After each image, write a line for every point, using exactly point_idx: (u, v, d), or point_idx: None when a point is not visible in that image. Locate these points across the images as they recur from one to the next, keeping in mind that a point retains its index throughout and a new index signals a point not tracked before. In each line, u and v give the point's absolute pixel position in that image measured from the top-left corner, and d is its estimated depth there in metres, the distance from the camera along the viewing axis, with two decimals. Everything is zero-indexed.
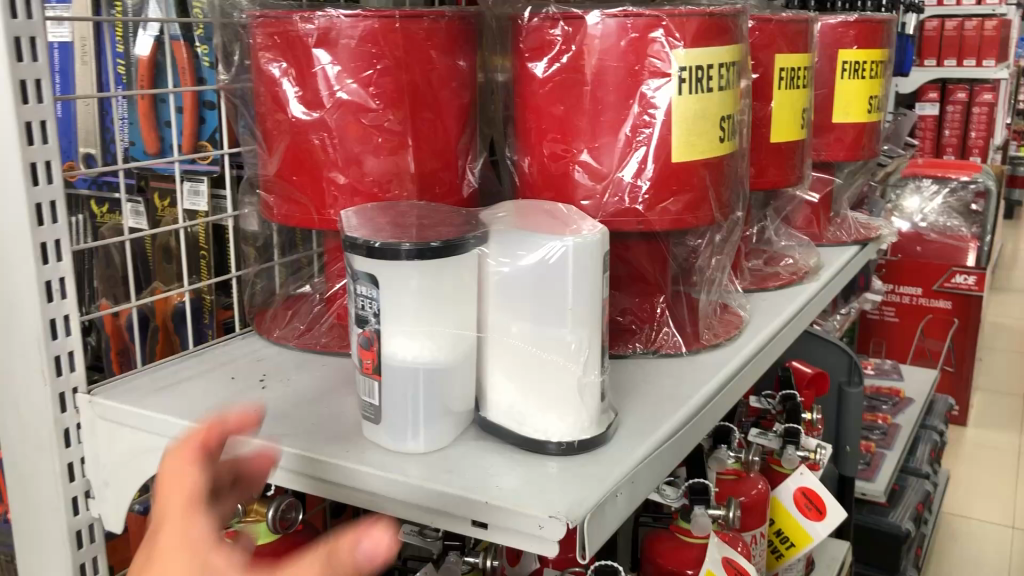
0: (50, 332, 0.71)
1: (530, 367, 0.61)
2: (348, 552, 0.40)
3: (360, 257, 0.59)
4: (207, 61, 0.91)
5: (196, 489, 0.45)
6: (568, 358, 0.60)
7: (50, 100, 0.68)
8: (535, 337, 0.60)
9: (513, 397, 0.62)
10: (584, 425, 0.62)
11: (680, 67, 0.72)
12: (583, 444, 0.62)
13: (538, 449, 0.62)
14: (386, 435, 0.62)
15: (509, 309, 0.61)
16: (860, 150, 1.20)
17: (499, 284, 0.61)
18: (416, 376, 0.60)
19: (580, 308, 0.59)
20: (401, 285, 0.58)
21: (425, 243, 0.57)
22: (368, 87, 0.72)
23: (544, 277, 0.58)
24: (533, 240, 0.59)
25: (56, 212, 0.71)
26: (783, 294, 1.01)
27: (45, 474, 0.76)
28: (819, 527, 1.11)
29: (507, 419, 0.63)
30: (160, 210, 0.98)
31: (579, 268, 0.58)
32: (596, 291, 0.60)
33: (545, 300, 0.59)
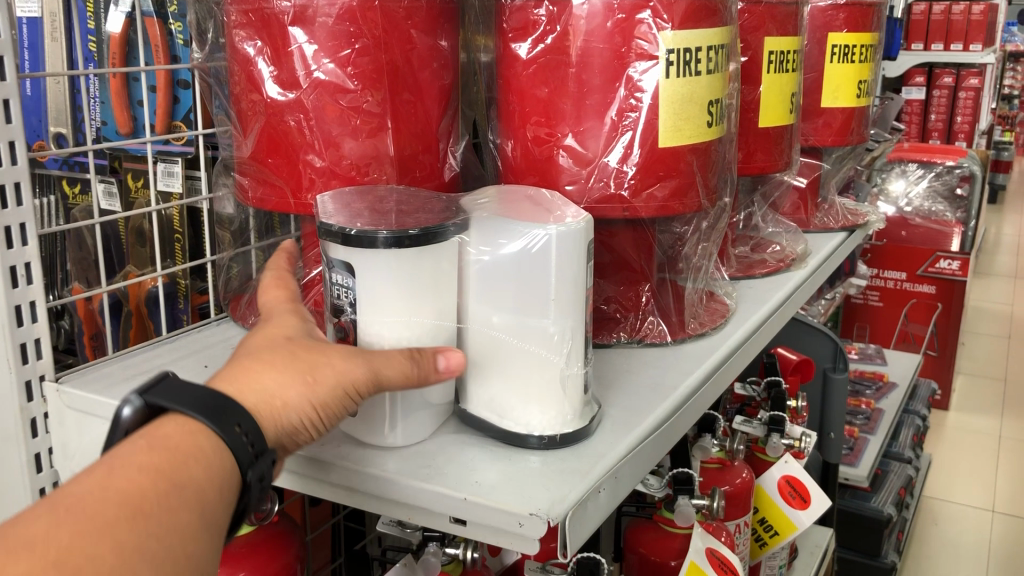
0: (15, 318, 0.69)
1: (511, 359, 0.59)
2: (431, 360, 0.56)
3: (336, 245, 0.57)
4: (181, 39, 0.88)
5: (289, 293, 0.62)
6: (551, 349, 0.58)
7: (14, 77, 0.66)
8: (517, 327, 0.58)
9: (494, 389, 0.60)
10: (567, 418, 0.60)
11: (667, 49, 0.70)
12: (566, 438, 0.60)
13: (519, 443, 0.60)
14: (363, 428, 0.60)
15: (490, 299, 0.59)
16: (848, 135, 1.18)
17: (479, 272, 0.59)
18: None
19: (564, 298, 0.57)
20: (376, 274, 0.56)
21: (404, 231, 0.55)
22: (345, 66, 0.70)
23: (527, 265, 0.57)
24: (514, 228, 0.57)
25: (21, 194, 0.68)
26: (770, 281, 1.00)
27: (11, 464, 0.74)
28: (803, 516, 1.11)
29: (487, 411, 0.61)
30: (133, 191, 0.95)
31: (563, 256, 0.56)
32: (580, 280, 0.58)
33: (527, 290, 0.57)
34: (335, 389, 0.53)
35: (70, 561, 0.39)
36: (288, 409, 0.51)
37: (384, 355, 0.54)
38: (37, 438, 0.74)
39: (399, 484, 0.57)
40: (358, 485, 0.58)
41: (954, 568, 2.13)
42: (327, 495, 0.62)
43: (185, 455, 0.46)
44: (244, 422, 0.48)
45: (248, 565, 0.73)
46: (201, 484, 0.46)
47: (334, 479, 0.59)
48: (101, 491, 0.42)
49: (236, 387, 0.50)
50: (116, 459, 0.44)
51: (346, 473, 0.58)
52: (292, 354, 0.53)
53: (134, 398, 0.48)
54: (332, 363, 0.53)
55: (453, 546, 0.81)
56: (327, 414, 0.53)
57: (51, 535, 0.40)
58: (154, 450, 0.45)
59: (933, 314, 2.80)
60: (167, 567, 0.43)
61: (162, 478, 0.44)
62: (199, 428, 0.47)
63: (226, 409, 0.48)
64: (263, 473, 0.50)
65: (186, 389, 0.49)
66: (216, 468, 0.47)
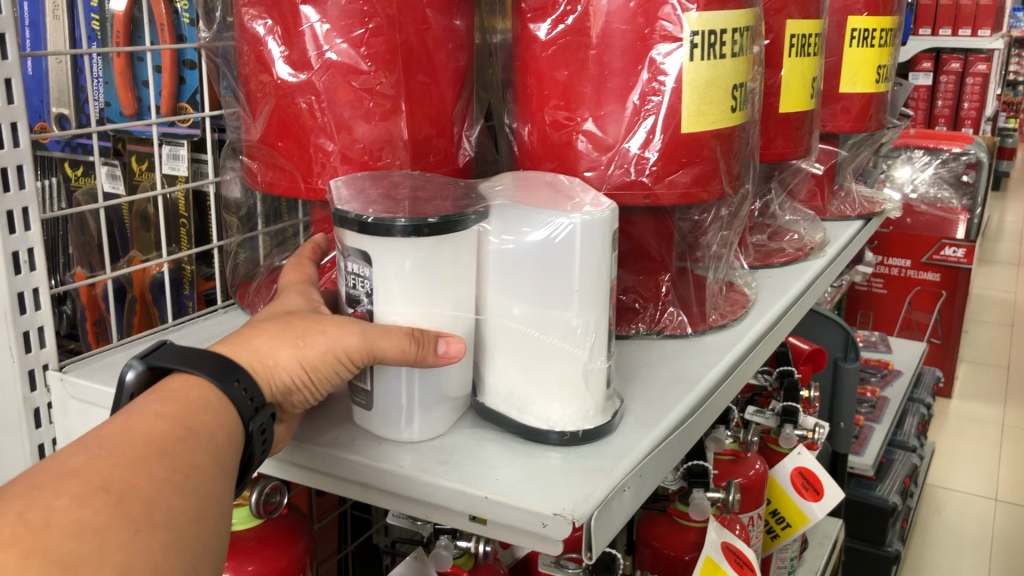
0: (18, 306, 0.67)
1: (531, 351, 0.57)
2: (432, 349, 0.54)
3: (352, 233, 0.54)
4: (187, 17, 0.86)
5: (306, 276, 0.64)
6: (574, 342, 0.56)
7: (15, 56, 0.63)
8: (537, 318, 0.56)
9: (514, 382, 0.58)
10: (589, 413, 0.58)
11: (692, 31, 0.67)
12: (588, 433, 0.58)
13: (539, 438, 0.58)
14: (379, 422, 0.59)
15: (509, 289, 0.57)
16: (867, 122, 1.16)
17: (500, 261, 0.57)
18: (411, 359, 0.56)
19: (587, 290, 0.55)
20: (393, 265, 0.54)
21: (423, 219, 0.53)
22: (358, 47, 0.68)
23: (549, 255, 0.54)
24: (537, 216, 0.54)
25: (24, 177, 0.66)
26: (789, 271, 0.98)
27: (14, 454, 0.72)
28: (815, 508, 1.09)
29: (506, 405, 0.59)
30: (138, 174, 0.93)
31: (587, 246, 0.54)
32: (604, 270, 0.56)
33: (549, 281, 0.55)
34: (326, 353, 0.53)
35: (114, 487, 0.40)
36: (281, 368, 0.52)
37: (383, 328, 0.54)
38: (41, 429, 0.72)
39: (417, 482, 0.55)
40: (373, 481, 0.57)
41: (958, 556, 2.12)
42: (340, 492, 0.61)
43: (194, 405, 0.47)
44: (243, 379, 0.50)
45: (257, 558, 0.71)
46: (213, 431, 0.47)
47: (347, 474, 0.58)
48: (125, 433, 0.43)
49: (231, 347, 0.52)
50: (132, 410, 0.45)
51: (361, 469, 0.57)
52: (287, 322, 0.54)
53: (137, 362, 0.49)
54: (326, 330, 0.54)
55: (464, 539, 0.79)
56: (318, 376, 0.54)
57: (91, 465, 0.40)
58: (165, 401, 0.47)
59: (938, 302, 2.78)
60: (197, 499, 0.43)
61: (178, 422, 0.45)
62: (203, 384, 0.49)
63: (226, 367, 0.50)
64: (265, 425, 0.51)
65: (187, 352, 0.51)
66: (223, 417, 0.48)
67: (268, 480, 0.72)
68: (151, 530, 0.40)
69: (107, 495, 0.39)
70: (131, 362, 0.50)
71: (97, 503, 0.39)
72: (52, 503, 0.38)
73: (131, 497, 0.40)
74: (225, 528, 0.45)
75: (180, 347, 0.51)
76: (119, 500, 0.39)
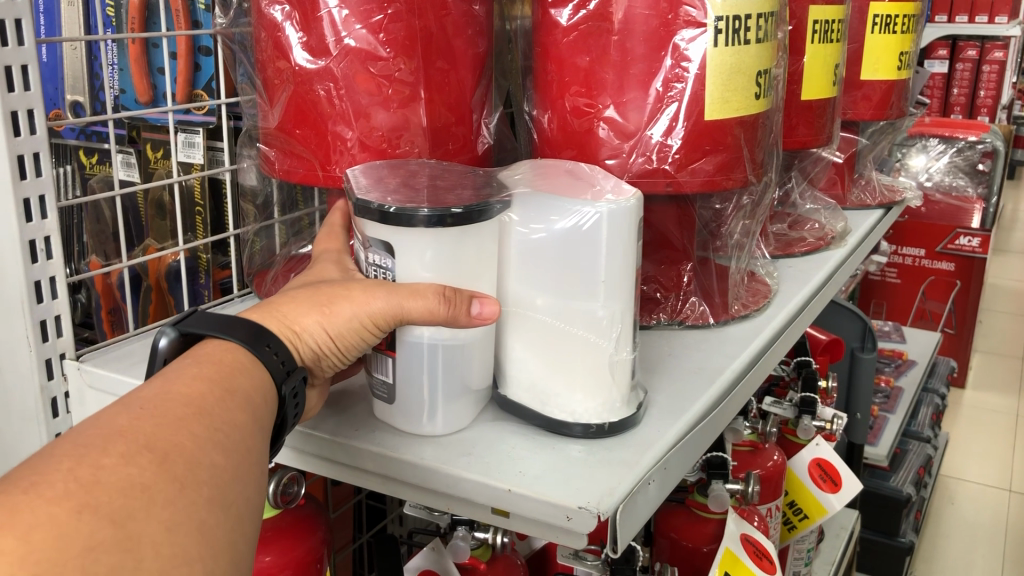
0: (35, 294, 0.66)
1: (555, 342, 0.56)
2: (465, 309, 0.52)
3: (373, 222, 0.53)
4: (204, 4, 0.86)
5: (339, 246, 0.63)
6: (599, 334, 0.55)
7: (32, 42, 0.62)
8: (560, 308, 0.55)
9: (537, 374, 0.58)
10: (614, 406, 0.57)
11: (717, 17, 0.66)
12: (613, 427, 0.57)
13: (562, 431, 0.58)
14: (399, 416, 0.58)
15: (532, 279, 0.56)
16: (888, 109, 1.14)
17: (522, 251, 0.56)
18: (433, 352, 0.55)
19: (613, 280, 0.54)
20: (415, 254, 0.53)
21: (446, 209, 0.52)
22: (377, 33, 0.67)
23: (574, 244, 0.54)
24: (564, 205, 0.53)
25: (40, 164, 0.65)
26: (810, 260, 0.97)
27: (31, 444, 0.71)
28: (833, 499, 1.07)
29: (528, 397, 0.59)
30: (153, 162, 0.92)
31: (612, 235, 0.53)
32: (630, 260, 0.55)
33: (573, 271, 0.54)
34: (351, 320, 0.53)
35: (157, 447, 0.39)
36: (308, 333, 0.52)
37: (411, 288, 0.52)
38: (58, 419, 0.71)
39: (438, 473, 0.55)
40: (393, 472, 0.56)
41: (971, 547, 2.10)
42: (361, 485, 0.60)
43: (230, 367, 0.47)
44: (274, 344, 0.50)
45: (274, 550, 0.71)
46: (250, 393, 0.47)
47: (368, 465, 0.57)
48: (164, 395, 0.43)
49: (260, 314, 0.52)
50: (169, 373, 0.45)
51: (383, 461, 0.56)
52: (314, 292, 0.54)
53: (169, 329, 0.50)
54: (351, 295, 0.53)
55: (482, 530, 0.78)
56: (345, 344, 0.53)
57: (135, 425, 0.40)
58: (201, 364, 0.46)
59: (952, 292, 2.76)
60: (237, 456, 0.42)
61: (217, 385, 0.45)
62: (236, 347, 0.49)
63: (258, 331, 0.50)
64: (297, 390, 0.51)
65: (219, 318, 0.50)
66: (257, 380, 0.48)
67: (285, 472, 0.71)
68: (196, 486, 0.39)
69: (152, 454, 0.38)
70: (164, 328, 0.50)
71: (143, 461, 0.38)
72: (101, 461, 0.37)
73: (174, 456, 0.39)
74: (264, 488, 0.44)
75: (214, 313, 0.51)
76: (163, 459, 0.38)
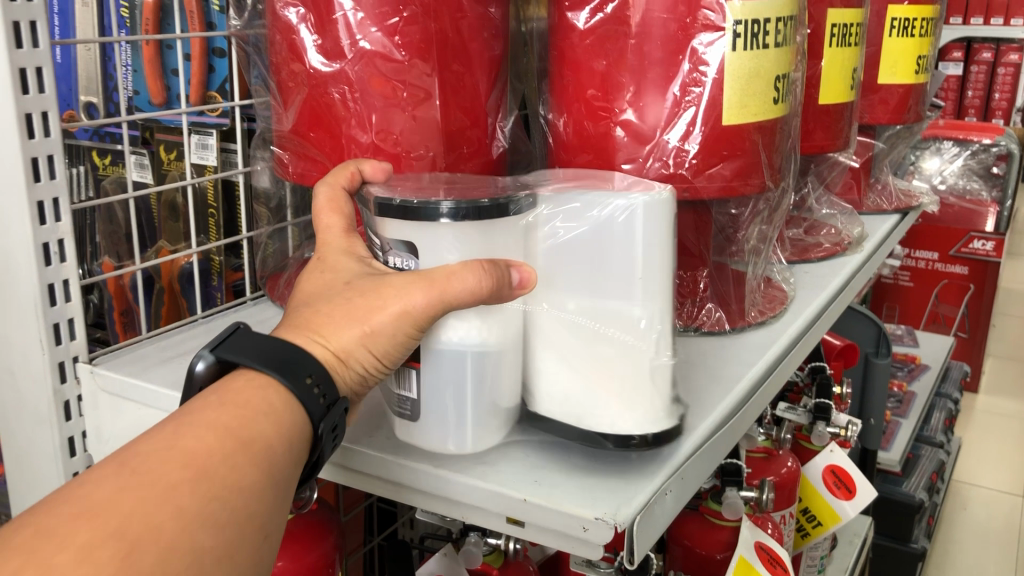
0: (48, 297, 0.66)
1: (588, 349, 0.55)
2: (506, 274, 0.51)
3: (394, 220, 0.53)
4: (217, 5, 0.85)
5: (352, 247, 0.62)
6: (637, 336, 0.54)
7: (46, 44, 0.62)
8: (592, 310, 0.54)
9: (571, 386, 0.56)
10: (656, 415, 0.56)
11: (735, 21, 0.65)
12: (656, 439, 0.56)
13: (597, 444, 0.56)
14: (422, 434, 0.56)
15: (562, 285, 0.55)
16: (905, 113, 1.13)
17: (553, 251, 0.54)
18: (464, 360, 0.54)
19: (650, 277, 0.54)
20: (437, 250, 0.52)
21: (471, 202, 0.51)
22: (392, 36, 0.66)
23: (611, 240, 0.53)
24: (598, 198, 0.53)
25: (54, 167, 0.64)
26: (827, 266, 0.97)
27: (43, 448, 0.71)
28: (848, 507, 1.05)
29: (561, 412, 0.57)
30: (166, 163, 0.91)
31: (650, 227, 0.53)
32: (666, 257, 0.54)
33: (608, 270, 0.54)
34: (396, 333, 0.51)
35: (128, 534, 0.38)
36: (351, 356, 0.51)
37: (452, 271, 0.50)
38: (71, 422, 0.71)
39: (455, 482, 0.55)
40: (410, 481, 0.57)
41: (982, 553, 2.09)
42: (369, 490, 0.61)
43: (254, 411, 0.47)
44: (314, 373, 0.49)
45: (285, 554, 0.74)
46: (268, 439, 0.46)
47: (383, 473, 0.58)
48: (167, 454, 0.43)
49: (303, 337, 0.51)
50: (185, 416, 0.45)
51: (396, 467, 0.57)
52: (349, 300, 0.52)
53: (206, 354, 0.51)
54: (386, 303, 0.51)
55: (494, 537, 0.79)
56: (390, 360, 0.52)
57: (112, 504, 0.39)
58: (224, 407, 0.46)
59: (966, 295, 2.74)
60: (231, 529, 0.42)
61: (230, 434, 0.45)
62: (267, 382, 0.49)
63: (294, 361, 0.49)
64: (335, 423, 0.51)
65: (254, 342, 0.50)
66: (283, 423, 0.48)
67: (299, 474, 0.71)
68: None
69: (117, 545, 0.38)
70: (201, 353, 0.51)
71: (103, 556, 0.37)
72: (54, 558, 0.36)
73: (146, 544, 0.38)
74: (260, 557, 0.44)
75: (251, 335, 0.51)
76: (130, 552, 0.38)
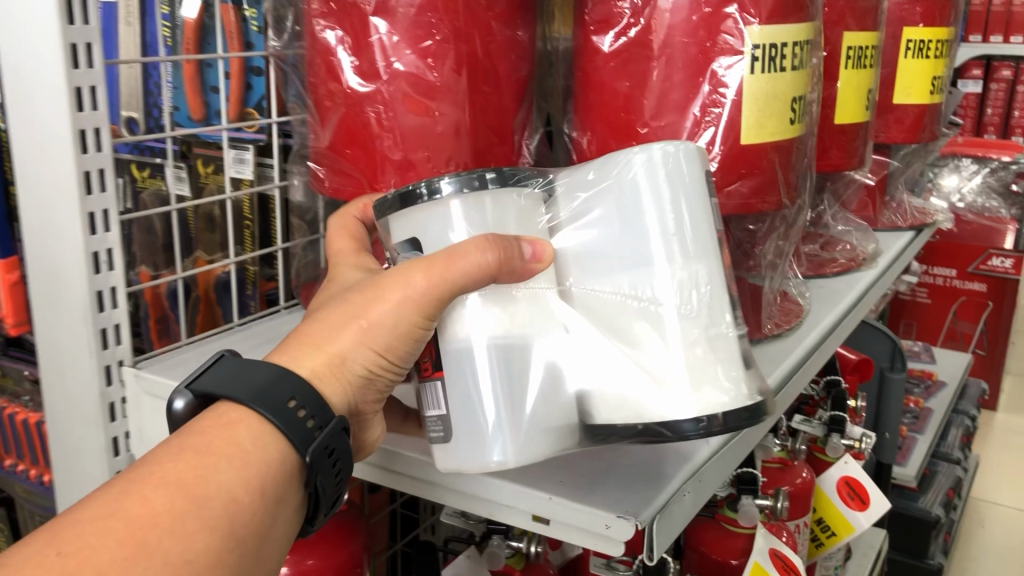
0: (96, 304, 0.69)
1: (626, 325, 0.53)
2: (516, 250, 0.51)
3: (395, 214, 0.54)
4: (255, 26, 0.89)
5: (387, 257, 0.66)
6: (680, 306, 0.52)
7: (100, 64, 0.65)
8: (630, 282, 0.52)
9: (621, 379, 0.53)
10: (721, 392, 0.52)
11: (753, 45, 0.69)
12: (727, 419, 0.51)
13: (666, 437, 0.52)
14: (465, 437, 0.54)
15: (596, 270, 0.53)
16: (920, 132, 1.16)
17: (582, 233, 0.53)
18: (491, 353, 0.52)
19: (682, 233, 0.52)
20: (440, 232, 0.53)
21: (463, 176, 0.52)
22: (425, 57, 0.70)
23: (636, 195, 0.51)
24: (608, 162, 0.52)
25: (105, 180, 0.68)
26: (842, 280, 1.00)
27: (89, 447, 0.75)
28: (861, 518, 1.08)
29: (620, 416, 0.53)
30: (203, 177, 0.94)
31: (672, 173, 0.52)
32: (696, 209, 0.52)
33: (639, 229, 0.52)
34: (397, 322, 0.53)
35: None
36: (349, 358, 0.54)
37: (456, 249, 0.50)
38: (115, 423, 0.74)
39: (484, 483, 0.58)
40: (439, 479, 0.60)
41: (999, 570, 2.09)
42: (404, 489, 0.65)
43: (219, 457, 0.48)
44: (296, 397, 0.52)
45: (316, 553, 0.77)
46: (229, 490, 0.48)
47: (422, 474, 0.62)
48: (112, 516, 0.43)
49: (291, 355, 0.54)
50: (145, 466, 0.47)
51: (428, 468, 0.61)
52: (345, 306, 0.55)
53: (184, 392, 0.53)
54: (384, 296, 0.53)
55: (516, 539, 0.82)
56: (398, 353, 0.54)
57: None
58: (187, 454, 0.48)
59: (984, 312, 2.76)
60: None
61: (187, 491, 0.46)
62: (237, 421, 0.51)
63: (271, 392, 0.51)
64: (330, 447, 0.53)
65: (230, 374, 0.53)
66: (251, 467, 0.49)
67: None
68: None
69: None
70: (180, 391, 0.53)
71: None
72: None
73: None
74: None
75: (228, 369, 0.53)
76: None
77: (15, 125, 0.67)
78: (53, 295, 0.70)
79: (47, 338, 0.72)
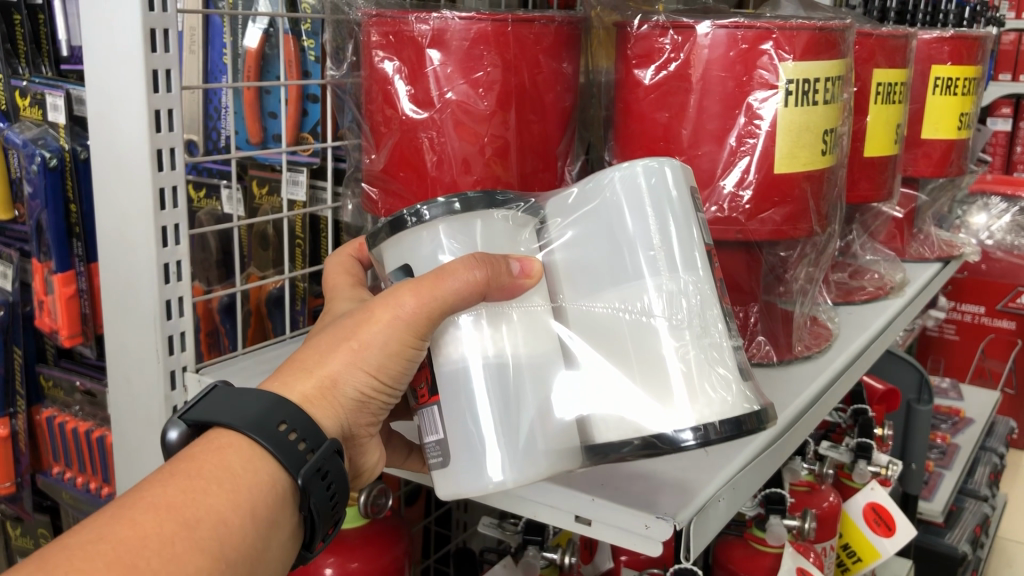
0: (165, 312, 0.74)
1: (616, 340, 0.54)
2: (504, 270, 0.52)
3: (386, 241, 0.56)
4: (313, 55, 0.94)
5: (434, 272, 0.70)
6: (668, 319, 0.53)
7: (177, 89, 0.70)
8: (619, 298, 0.54)
9: (617, 395, 0.54)
10: (717, 402, 0.53)
11: (788, 79, 0.73)
12: (722, 425, 0.53)
13: (668, 448, 0.53)
14: (461, 457, 0.54)
15: (587, 288, 0.55)
16: (947, 167, 1.19)
17: (572, 252, 0.55)
18: (483, 373, 0.53)
19: (669, 246, 0.53)
20: (427, 257, 0.54)
21: (445, 201, 0.53)
22: (476, 87, 0.74)
23: (621, 214, 0.54)
24: (594, 182, 0.55)
25: (177, 196, 0.73)
26: (870, 308, 1.03)
27: (150, 448, 0.79)
28: (888, 543, 1.10)
29: (619, 433, 0.54)
30: (257, 198, 0.99)
31: (655, 191, 0.53)
32: (683, 223, 0.54)
33: (626, 245, 0.53)
34: (387, 343, 0.54)
35: None
36: (340, 381, 0.55)
37: (445, 270, 0.51)
38: None
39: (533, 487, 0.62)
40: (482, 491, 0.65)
41: None
42: None
43: (206, 481, 0.49)
44: (286, 420, 0.52)
45: (360, 556, 0.81)
46: (217, 512, 0.49)
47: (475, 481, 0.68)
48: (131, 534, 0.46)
49: (282, 380, 0.55)
50: (135, 492, 0.48)
51: None
52: (335, 334, 0.56)
53: (177, 423, 0.54)
54: (373, 320, 0.54)
55: (552, 551, 0.84)
56: (389, 373, 0.55)
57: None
58: (176, 479, 0.49)
59: (1013, 350, 2.76)
60: None
61: (175, 515, 0.47)
62: (226, 445, 0.51)
63: (259, 416, 0.52)
64: (323, 468, 0.54)
65: (223, 402, 0.53)
66: (239, 489, 0.50)
67: (375, 485, 0.82)
68: None
69: None
70: (174, 421, 0.54)
71: None
72: None
73: None
74: None
75: (221, 396, 0.54)
76: None
77: (97, 145, 0.72)
78: (126, 304, 0.75)
79: (117, 343, 0.77)
